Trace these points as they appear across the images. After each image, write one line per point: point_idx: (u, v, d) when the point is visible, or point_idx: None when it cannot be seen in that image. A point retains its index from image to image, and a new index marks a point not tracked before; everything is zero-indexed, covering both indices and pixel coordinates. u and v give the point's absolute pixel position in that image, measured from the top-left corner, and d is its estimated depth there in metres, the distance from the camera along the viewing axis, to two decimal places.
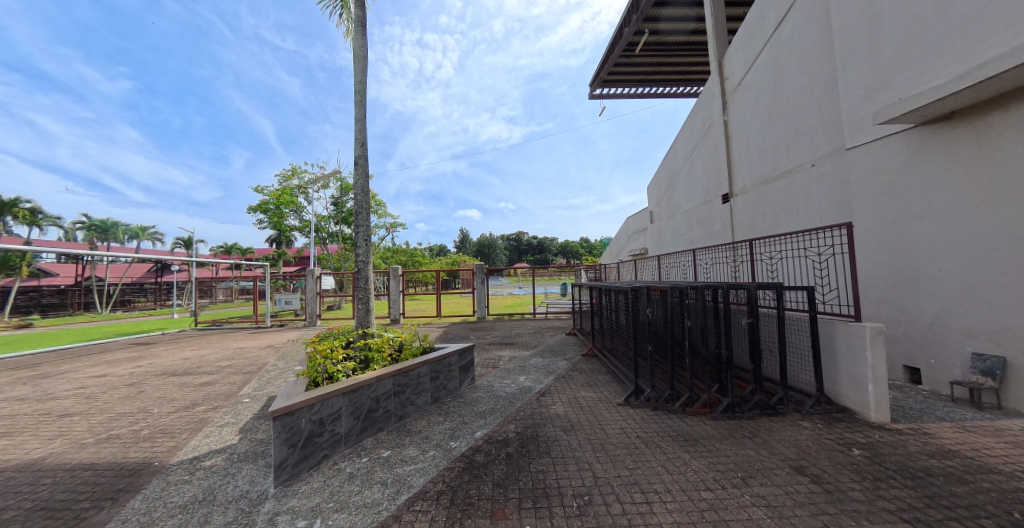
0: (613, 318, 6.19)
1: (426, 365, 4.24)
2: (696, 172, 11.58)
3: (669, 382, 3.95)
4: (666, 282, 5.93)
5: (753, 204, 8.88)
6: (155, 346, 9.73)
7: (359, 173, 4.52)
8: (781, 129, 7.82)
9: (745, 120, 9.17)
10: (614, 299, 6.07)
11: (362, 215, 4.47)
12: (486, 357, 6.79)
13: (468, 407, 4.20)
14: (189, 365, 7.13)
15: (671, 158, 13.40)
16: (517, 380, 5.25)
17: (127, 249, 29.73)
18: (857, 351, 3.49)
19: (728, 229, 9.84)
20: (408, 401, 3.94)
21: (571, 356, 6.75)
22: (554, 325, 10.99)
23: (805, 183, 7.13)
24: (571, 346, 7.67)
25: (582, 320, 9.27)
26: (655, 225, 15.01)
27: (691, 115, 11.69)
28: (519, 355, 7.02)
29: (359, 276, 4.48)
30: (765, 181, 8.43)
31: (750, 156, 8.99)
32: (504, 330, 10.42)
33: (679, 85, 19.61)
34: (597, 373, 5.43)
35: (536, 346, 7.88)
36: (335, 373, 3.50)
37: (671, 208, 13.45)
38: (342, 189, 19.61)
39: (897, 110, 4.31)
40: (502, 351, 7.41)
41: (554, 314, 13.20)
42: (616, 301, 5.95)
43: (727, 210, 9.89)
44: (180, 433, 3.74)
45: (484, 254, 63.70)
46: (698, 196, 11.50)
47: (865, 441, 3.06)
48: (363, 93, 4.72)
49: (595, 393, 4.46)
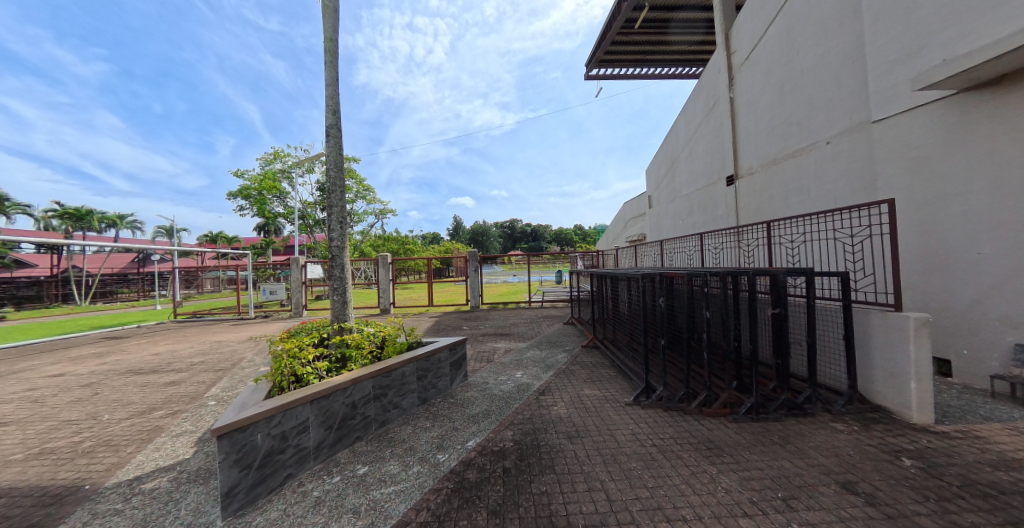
0: (616, 307, 5.77)
1: (412, 363, 3.77)
2: (699, 154, 11.09)
3: (684, 380, 3.54)
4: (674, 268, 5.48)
5: (759, 186, 8.46)
6: (127, 340, 9.12)
7: (331, 145, 3.95)
8: (794, 105, 7.32)
9: (753, 97, 8.65)
10: (618, 287, 5.62)
11: (337, 192, 3.93)
12: (480, 349, 6.38)
13: (460, 409, 3.75)
14: (158, 361, 6.60)
15: (672, 139, 12.88)
16: (513, 376, 4.82)
17: (106, 238, 28.54)
18: (897, 345, 3.11)
19: (733, 213, 9.44)
20: (391, 405, 3.48)
21: (571, 347, 6.35)
22: (551, 314, 10.60)
23: (820, 163, 6.69)
24: (570, 337, 7.27)
25: (581, 309, 8.86)
26: (654, 210, 14.55)
27: (694, 93, 11.11)
28: (515, 347, 6.61)
29: (334, 264, 3.90)
30: (774, 162, 7.99)
31: (757, 135, 8.52)
32: (499, 319, 10.00)
33: (678, 66, 18.94)
34: (600, 368, 5.02)
35: (532, 337, 7.48)
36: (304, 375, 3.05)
37: (671, 192, 13.02)
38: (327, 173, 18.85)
39: (942, 73, 3.80)
40: (497, 343, 6.98)
41: (550, 302, 12.84)
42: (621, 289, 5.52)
43: (731, 193, 9.47)
44: (126, 446, 3.24)
45: (477, 242, 63.00)
46: (700, 179, 11.05)
47: (914, 448, 2.67)
48: (334, 53, 4.12)
49: (600, 392, 4.04)
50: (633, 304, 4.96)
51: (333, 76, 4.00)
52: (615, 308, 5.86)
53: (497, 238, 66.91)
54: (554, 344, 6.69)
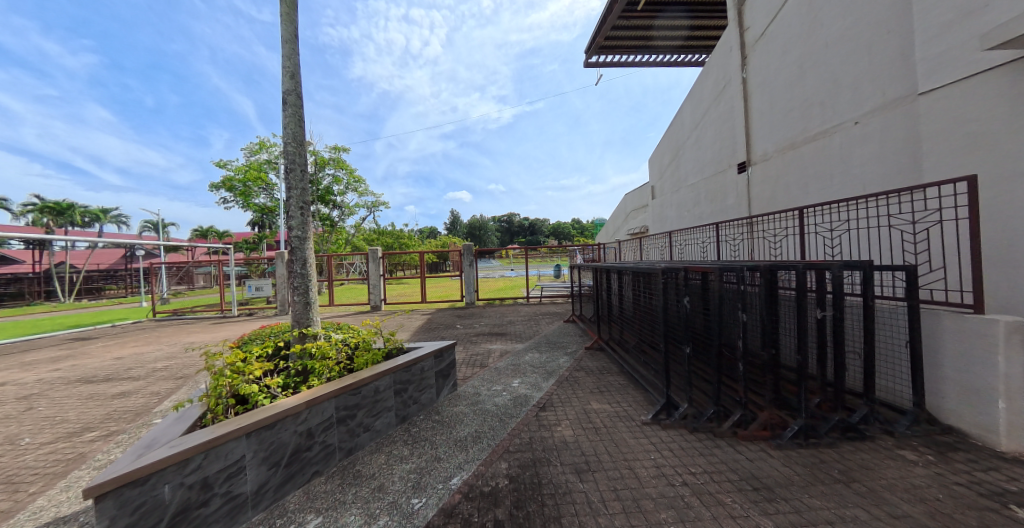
0: (625, 305, 5.16)
1: (388, 376, 3.16)
2: (706, 140, 10.46)
3: (714, 396, 2.95)
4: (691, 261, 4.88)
5: (774, 173, 7.86)
6: (94, 342, 8.45)
7: (288, 115, 3.28)
8: (817, 83, 6.68)
9: (768, 76, 8.00)
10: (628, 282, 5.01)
11: (296, 170, 3.26)
12: (474, 352, 5.80)
13: (445, 431, 3.14)
14: (117, 367, 5.96)
15: (677, 125, 12.22)
16: (509, 385, 4.21)
17: (90, 234, 27.72)
18: (979, 355, 2.51)
19: (744, 202, 8.85)
20: (361, 428, 2.87)
21: (573, 350, 5.76)
22: (550, 311, 10.00)
23: (847, 145, 6.09)
24: (573, 337, 6.65)
25: (584, 306, 8.25)
26: (657, 201, 13.92)
27: (702, 75, 10.43)
28: (512, 349, 6.02)
29: (293, 258, 3.23)
30: (791, 146, 7.38)
31: (773, 118, 7.89)
32: (495, 317, 9.37)
33: (681, 53, 18.15)
34: (608, 375, 4.43)
35: (530, 337, 6.90)
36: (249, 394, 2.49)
37: (675, 181, 12.41)
38: (316, 164, 18.23)
39: (1021, 27, 3.15)
40: (492, 344, 6.35)
41: (548, 298, 12.27)
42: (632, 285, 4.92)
43: (743, 181, 8.86)
44: (32, 484, 2.62)
45: (474, 236, 62.35)
46: (707, 167, 10.43)
47: (1018, 490, 2.09)
48: (292, 5, 3.43)
49: (611, 406, 3.46)
50: (646, 301, 4.39)
51: (288, 32, 3.30)
52: (622, 306, 5.27)
53: (494, 232, 66.23)
54: (554, 345, 6.07)
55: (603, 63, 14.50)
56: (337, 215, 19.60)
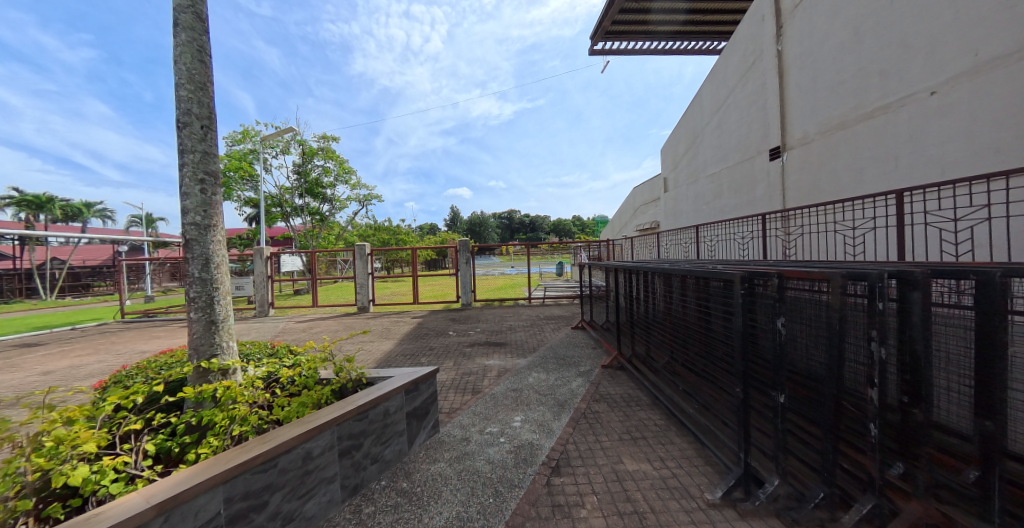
0: (655, 314, 4.16)
1: (329, 432, 2.16)
2: (729, 125, 9.40)
3: (822, 474, 1.87)
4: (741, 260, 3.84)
5: (816, 158, 6.83)
6: (34, 350, 7.40)
7: (181, 43, 2.20)
8: (878, 48, 5.64)
9: (809, 46, 6.94)
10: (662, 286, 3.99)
11: (192, 126, 2.20)
12: (466, 371, 4.76)
13: (413, 515, 2.11)
14: (34, 386, 4.92)
15: (696, 108, 11.14)
16: (509, 425, 3.18)
17: (74, 229, 26.75)
18: None
19: (777, 193, 7.81)
20: (280, 521, 1.88)
21: (586, 368, 4.74)
22: (555, 315, 8.94)
23: (918, 119, 5.13)
24: (584, 350, 5.59)
25: (595, 311, 7.18)
26: (670, 194, 12.86)
27: (726, 52, 9.36)
28: (512, 365, 4.99)
29: (190, 256, 2.19)
30: (840, 125, 6.35)
31: (816, 94, 6.83)
32: (492, 322, 8.31)
33: (694, 40, 16.91)
34: (639, 410, 3.41)
35: (534, 348, 5.89)
36: (80, 477, 1.50)
37: (692, 171, 11.35)
38: (304, 154, 17.19)
39: None
40: (488, 359, 5.28)
41: (552, 298, 11.25)
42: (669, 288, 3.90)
43: (776, 169, 7.81)
44: None
45: (474, 233, 61.37)
46: (731, 154, 9.37)
47: None
48: None
49: (654, 471, 2.44)
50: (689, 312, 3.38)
51: None
52: (652, 315, 4.24)
53: (495, 229, 65.29)
54: (563, 362, 4.99)
55: (610, 48, 13.56)
56: (327, 209, 18.54)
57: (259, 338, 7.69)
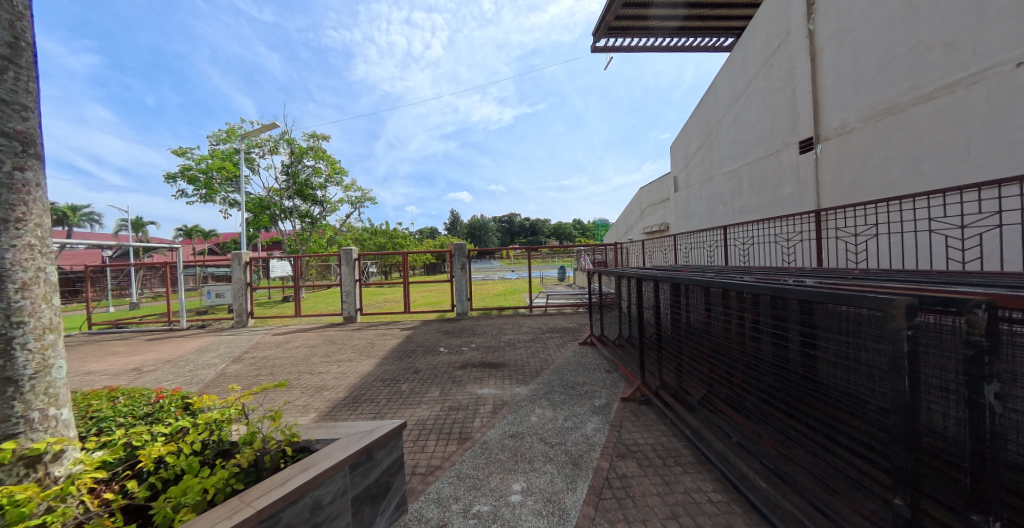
0: (690, 338, 3.35)
1: None
2: (749, 117, 8.59)
3: None
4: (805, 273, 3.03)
5: (858, 149, 5.98)
6: None
7: None
8: (941, 16, 4.80)
9: (849, 22, 6.11)
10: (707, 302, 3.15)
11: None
12: (453, 406, 3.88)
13: None
14: None
15: (711, 101, 10.31)
16: (505, 503, 2.29)
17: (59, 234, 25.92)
18: None
19: (809, 189, 6.95)
20: None
21: (602, 401, 3.86)
22: (559, 326, 8.04)
23: (999, 98, 4.27)
24: (598, 374, 4.69)
25: (606, 322, 6.30)
26: (682, 194, 12.01)
27: (746, 37, 8.55)
28: (510, 395, 4.12)
29: None
30: (889, 111, 5.50)
31: (858, 76, 5.99)
32: (489, 335, 7.41)
33: (703, 36, 15.82)
34: (684, 474, 2.58)
35: (536, 371, 5.00)
36: None
37: (707, 168, 10.51)
38: (294, 154, 16.43)
39: None
40: (481, 387, 4.39)
41: (555, 307, 10.37)
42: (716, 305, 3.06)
43: (807, 163, 6.97)
44: None
45: (474, 236, 60.80)
46: (752, 149, 8.54)
47: None
48: None
49: None
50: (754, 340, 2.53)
51: None
52: (686, 338, 3.42)
53: (495, 232, 64.61)
54: (573, 391, 4.11)
55: (614, 44, 12.22)
56: (318, 212, 17.72)
57: (225, 355, 6.81)
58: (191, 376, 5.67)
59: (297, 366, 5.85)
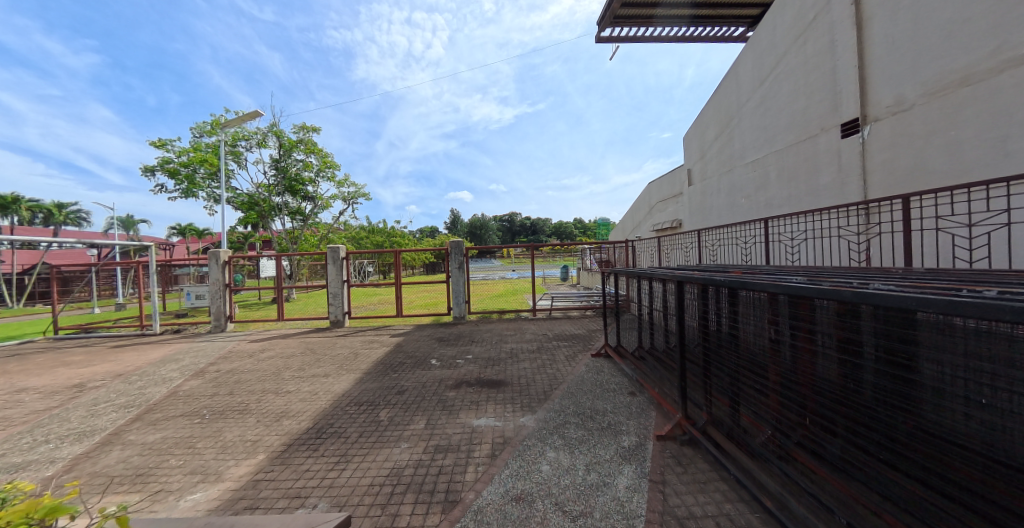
0: (747, 361, 2.62)
1: None
2: (778, 100, 7.76)
3: None
4: (904, 277, 2.32)
5: (918, 129, 5.14)
6: None
7: None
8: None
9: None
10: (776, 315, 2.41)
11: None
12: (440, 446, 3.03)
13: None
14: None
15: (731, 85, 9.43)
16: None
17: (43, 232, 24.98)
18: None
19: (853, 178, 6.08)
20: None
21: (630, 440, 3.03)
22: (567, 333, 7.19)
23: None
24: (620, 399, 3.86)
25: (622, 328, 5.44)
26: (697, 188, 11.15)
27: (776, 11, 7.70)
28: (513, 429, 3.27)
29: None
30: (961, 82, 4.65)
31: (920, 43, 5.12)
32: (488, 344, 6.55)
33: (719, 26, 14.71)
34: None
35: (544, 392, 4.17)
36: None
37: (726, 160, 9.67)
38: (283, 148, 15.60)
39: None
40: (477, 416, 3.56)
41: (560, 310, 9.55)
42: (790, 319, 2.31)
43: (851, 147, 6.11)
44: None
45: (474, 234, 60.13)
46: (781, 135, 7.67)
47: None
48: None
49: None
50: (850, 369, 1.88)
51: None
52: (740, 360, 2.67)
53: (495, 231, 63.86)
54: (592, 425, 3.29)
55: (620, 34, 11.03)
56: (310, 209, 16.92)
57: (186, 368, 5.93)
58: (137, 394, 4.81)
59: (263, 383, 4.97)
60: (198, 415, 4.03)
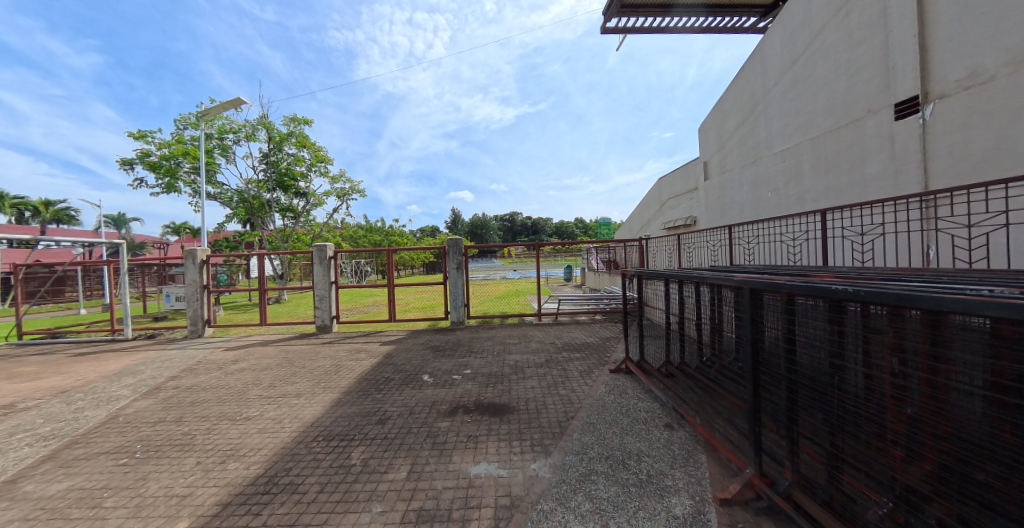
0: (845, 400, 1.86)
1: None
2: (813, 82, 6.95)
3: None
4: None
5: (1000, 104, 4.32)
6: None
7: None
8: None
9: None
10: (902, 341, 1.60)
11: None
12: (425, 512, 2.23)
13: None
14: None
15: (756, 69, 8.60)
16: None
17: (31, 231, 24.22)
18: None
19: (913, 164, 5.24)
20: None
21: (684, 507, 2.22)
22: (578, 342, 6.39)
23: None
24: (657, 437, 3.05)
25: (644, 339, 4.63)
26: (715, 182, 10.31)
27: None
28: (521, 484, 2.46)
29: None
30: None
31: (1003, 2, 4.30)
32: (489, 355, 5.75)
33: (734, 15, 13.75)
34: None
35: (558, 422, 3.36)
36: None
37: (749, 150, 8.84)
38: (274, 142, 14.84)
39: None
40: (476, 461, 2.76)
41: (568, 314, 8.74)
42: (923, 348, 1.52)
43: (909, 130, 5.28)
44: None
45: (474, 233, 59.40)
46: (818, 120, 6.85)
47: None
48: None
49: None
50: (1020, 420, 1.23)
51: None
52: (835, 398, 1.91)
53: (496, 229, 63.10)
54: (629, 479, 2.49)
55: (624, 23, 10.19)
56: (303, 205, 16.17)
57: (142, 384, 5.14)
58: (72, 418, 4.03)
59: (222, 406, 4.17)
60: (130, 449, 3.25)
